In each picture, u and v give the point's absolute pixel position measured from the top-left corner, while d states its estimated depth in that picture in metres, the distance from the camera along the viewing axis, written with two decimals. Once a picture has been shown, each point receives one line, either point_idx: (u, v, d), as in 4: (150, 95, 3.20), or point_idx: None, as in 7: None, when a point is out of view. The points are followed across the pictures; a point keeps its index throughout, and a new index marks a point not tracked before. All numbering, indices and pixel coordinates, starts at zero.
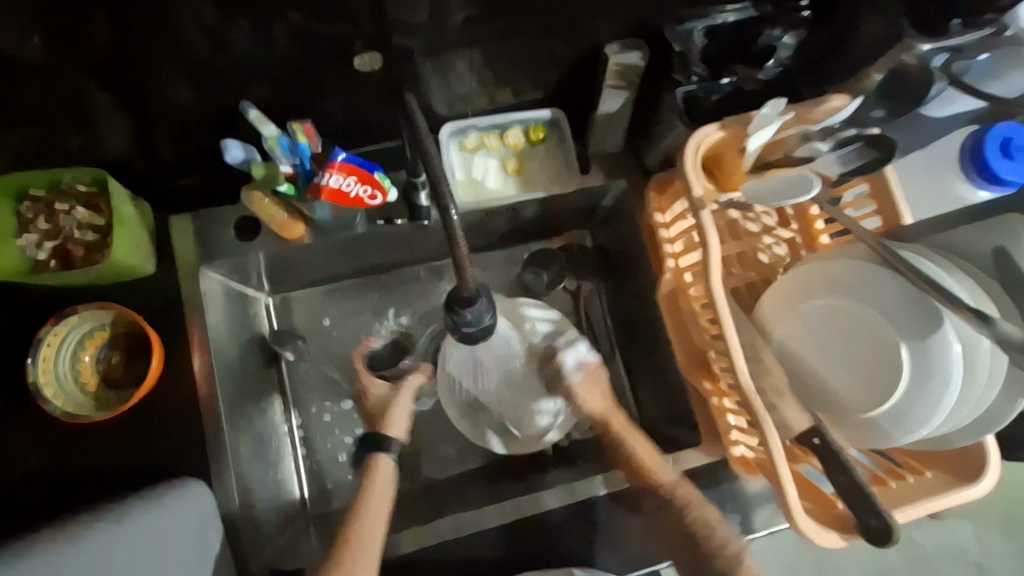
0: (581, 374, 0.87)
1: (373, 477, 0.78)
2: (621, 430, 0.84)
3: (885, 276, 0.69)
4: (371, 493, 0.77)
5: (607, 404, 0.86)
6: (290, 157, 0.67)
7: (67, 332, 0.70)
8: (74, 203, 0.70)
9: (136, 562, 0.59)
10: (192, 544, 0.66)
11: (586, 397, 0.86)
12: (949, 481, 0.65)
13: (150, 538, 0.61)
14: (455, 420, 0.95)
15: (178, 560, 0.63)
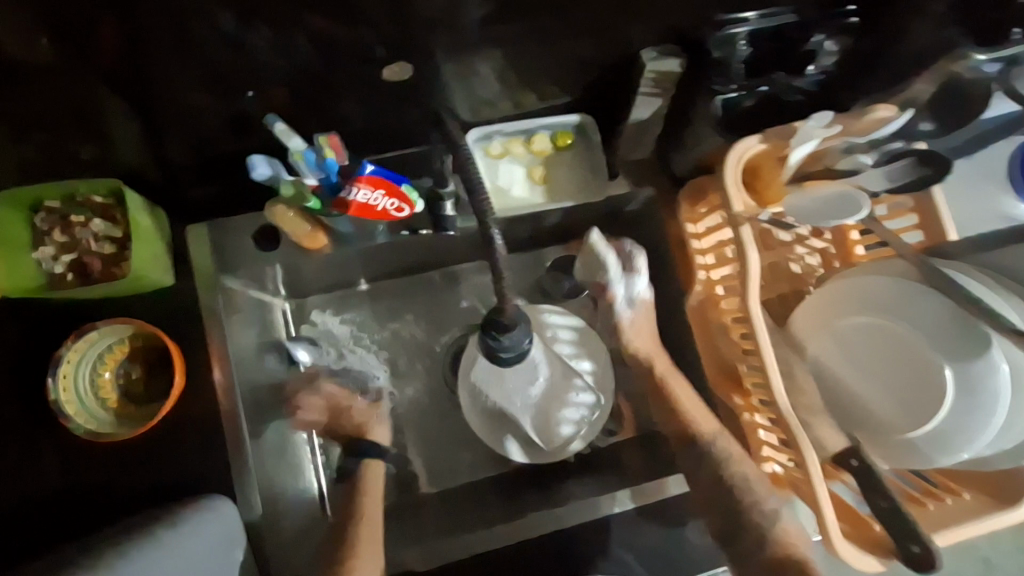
0: (632, 309, 0.81)
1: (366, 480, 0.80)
2: (662, 371, 0.81)
3: (927, 294, 0.67)
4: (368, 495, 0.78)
5: (654, 344, 0.83)
6: (316, 172, 0.64)
7: (86, 349, 0.68)
8: (89, 214, 0.68)
9: None
10: (217, 563, 0.65)
11: (635, 334, 0.82)
12: (991, 504, 0.64)
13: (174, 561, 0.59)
14: (476, 427, 0.93)
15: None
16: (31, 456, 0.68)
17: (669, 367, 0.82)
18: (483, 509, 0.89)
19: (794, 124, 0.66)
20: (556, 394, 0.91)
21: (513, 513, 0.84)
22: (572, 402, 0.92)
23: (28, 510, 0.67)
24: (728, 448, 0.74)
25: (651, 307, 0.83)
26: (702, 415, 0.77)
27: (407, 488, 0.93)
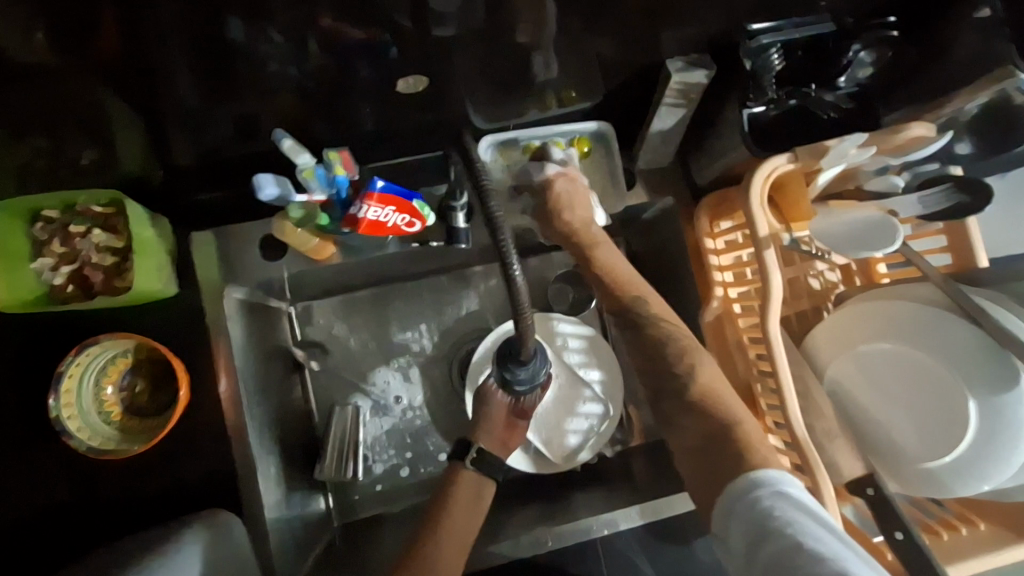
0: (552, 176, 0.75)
1: (453, 486, 0.77)
2: (589, 240, 0.74)
3: (954, 321, 0.65)
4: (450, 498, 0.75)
5: (584, 212, 0.74)
6: (326, 189, 0.62)
7: (88, 362, 0.66)
8: (88, 224, 0.66)
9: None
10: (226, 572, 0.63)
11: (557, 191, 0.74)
12: (1010, 537, 0.63)
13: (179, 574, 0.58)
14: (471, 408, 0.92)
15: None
16: (37, 469, 0.67)
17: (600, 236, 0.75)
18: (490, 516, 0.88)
19: (826, 141, 0.63)
20: (563, 403, 0.91)
21: (521, 523, 0.83)
22: (579, 412, 0.91)
23: (37, 522, 0.67)
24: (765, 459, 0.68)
25: (574, 176, 0.75)
26: (628, 281, 0.73)
27: (414, 493, 0.93)
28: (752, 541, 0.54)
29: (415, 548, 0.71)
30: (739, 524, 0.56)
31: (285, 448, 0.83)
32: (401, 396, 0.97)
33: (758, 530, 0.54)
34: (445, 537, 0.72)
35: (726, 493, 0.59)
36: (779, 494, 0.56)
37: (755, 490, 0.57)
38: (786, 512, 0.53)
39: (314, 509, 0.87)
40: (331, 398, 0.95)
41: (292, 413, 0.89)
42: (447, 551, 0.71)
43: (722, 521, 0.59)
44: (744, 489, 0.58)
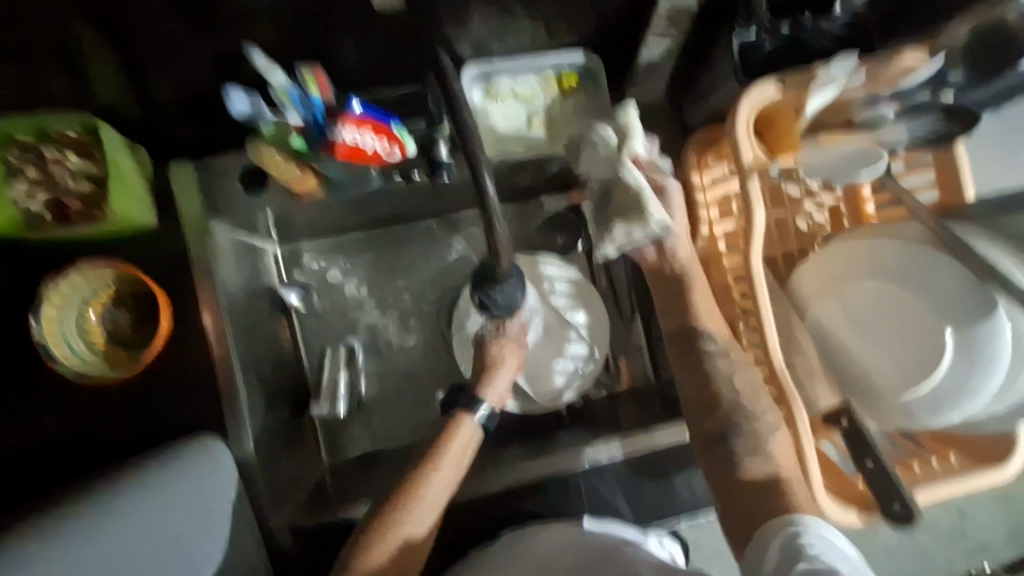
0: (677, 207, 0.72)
1: (453, 432, 0.75)
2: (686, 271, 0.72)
3: (939, 259, 0.65)
4: (449, 445, 0.74)
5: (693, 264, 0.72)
6: (301, 110, 0.61)
7: (68, 292, 0.67)
8: (64, 150, 0.65)
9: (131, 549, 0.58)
10: (194, 528, 0.64)
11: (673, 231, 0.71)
12: (977, 465, 0.66)
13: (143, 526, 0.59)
14: (459, 351, 0.95)
15: (170, 542, 0.61)
16: (21, 402, 0.67)
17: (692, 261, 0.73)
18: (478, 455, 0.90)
19: (816, 67, 0.61)
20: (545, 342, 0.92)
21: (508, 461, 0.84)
22: (567, 353, 0.92)
23: (21, 453, 0.67)
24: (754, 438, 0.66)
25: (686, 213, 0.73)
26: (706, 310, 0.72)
27: (404, 433, 0.95)
28: (786, 562, 0.58)
29: (399, 489, 0.71)
30: (774, 551, 0.60)
31: (274, 386, 0.84)
32: (391, 340, 0.98)
33: (795, 555, 0.58)
34: (432, 486, 0.72)
35: (763, 527, 0.63)
36: (820, 537, 0.60)
37: (794, 523, 0.61)
38: (824, 550, 0.58)
39: (304, 447, 0.88)
40: (320, 341, 0.96)
41: (280, 354, 0.90)
42: (430, 495, 0.71)
43: (753, 552, 0.62)
44: (782, 523, 0.61)
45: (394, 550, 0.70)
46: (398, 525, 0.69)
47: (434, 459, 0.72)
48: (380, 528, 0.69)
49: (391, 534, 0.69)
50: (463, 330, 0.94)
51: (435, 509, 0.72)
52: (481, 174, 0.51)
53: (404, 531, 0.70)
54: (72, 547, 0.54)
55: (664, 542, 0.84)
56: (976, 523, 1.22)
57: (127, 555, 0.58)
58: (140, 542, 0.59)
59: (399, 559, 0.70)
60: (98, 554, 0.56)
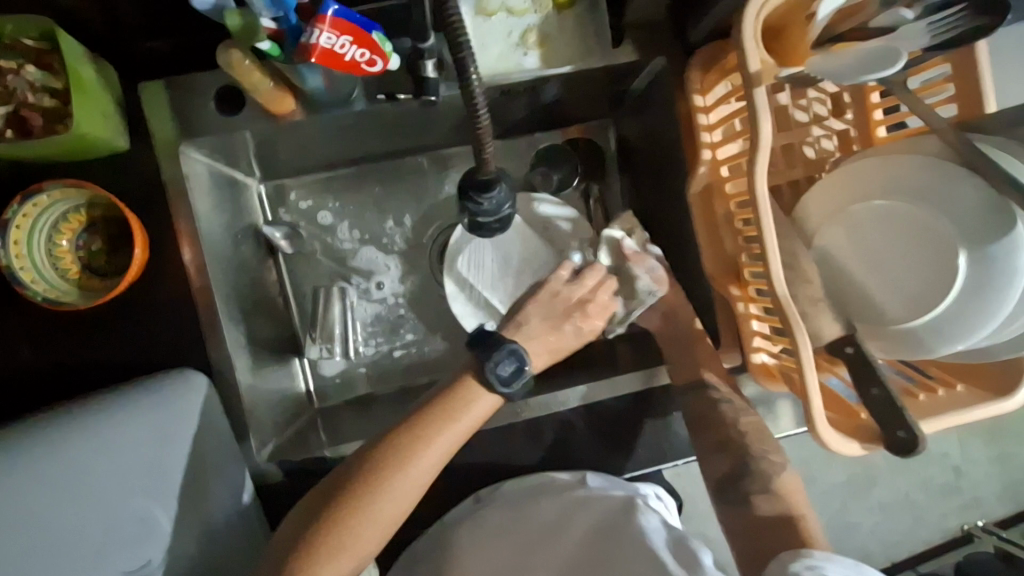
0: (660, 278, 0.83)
1: (472, 403, 0.69)
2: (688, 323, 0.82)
3: (960, 177, 0.61)
4: (464, 414, 0.69)
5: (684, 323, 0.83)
6: (272, 10, 0.55)
7: (37, 215, 0.62)
8: (22, 61, 0.61)
9: (84, 478, 0.57)
10: (150, 463, 0.60)
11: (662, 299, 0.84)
12: (982, 395, 0.63)
13: (96, 459, 0.58)
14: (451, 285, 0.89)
15: (123, 477, 0.59)
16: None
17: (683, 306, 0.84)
18: None
19: None
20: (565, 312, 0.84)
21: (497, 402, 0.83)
22: None
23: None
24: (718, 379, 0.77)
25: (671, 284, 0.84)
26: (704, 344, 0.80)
27: (397, 377, 0.94)
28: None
29: (390, 437, 0.66)
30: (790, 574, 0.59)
31: (259, 327, 0.82)
32: (384, 283, 0.95)
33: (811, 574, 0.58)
34: (431, 452, 0.66)
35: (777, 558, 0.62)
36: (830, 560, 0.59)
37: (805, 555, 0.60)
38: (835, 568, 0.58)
39: (292, 389, 0.87)
40: (308, 283, 0.93)
41: (265, 294, 0.87)
42: (425, 464, 0.66)
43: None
44: (789, 556, 0.61)
45: (371, 509, 0.63)
46: (383, 480, 0.64)
47: (443, 401, 0.69)
48: (367, 482, 0.63)
49: (369, 490, 0.63)
50: (456, 270, 0.89)
51: (431, 474, 0.66)
52: (469, 72, 0.49)
53: (388, 487, 0.64)
54: (38, 458, 0.56)
55: (660, 496, 0.83)
56: (975, 476, 1.21)
57: (92, 468, 0.58)
58: (104, 460, 0.58)
59: (372, 530, 0.63)
60: (60, 470, 0.57)
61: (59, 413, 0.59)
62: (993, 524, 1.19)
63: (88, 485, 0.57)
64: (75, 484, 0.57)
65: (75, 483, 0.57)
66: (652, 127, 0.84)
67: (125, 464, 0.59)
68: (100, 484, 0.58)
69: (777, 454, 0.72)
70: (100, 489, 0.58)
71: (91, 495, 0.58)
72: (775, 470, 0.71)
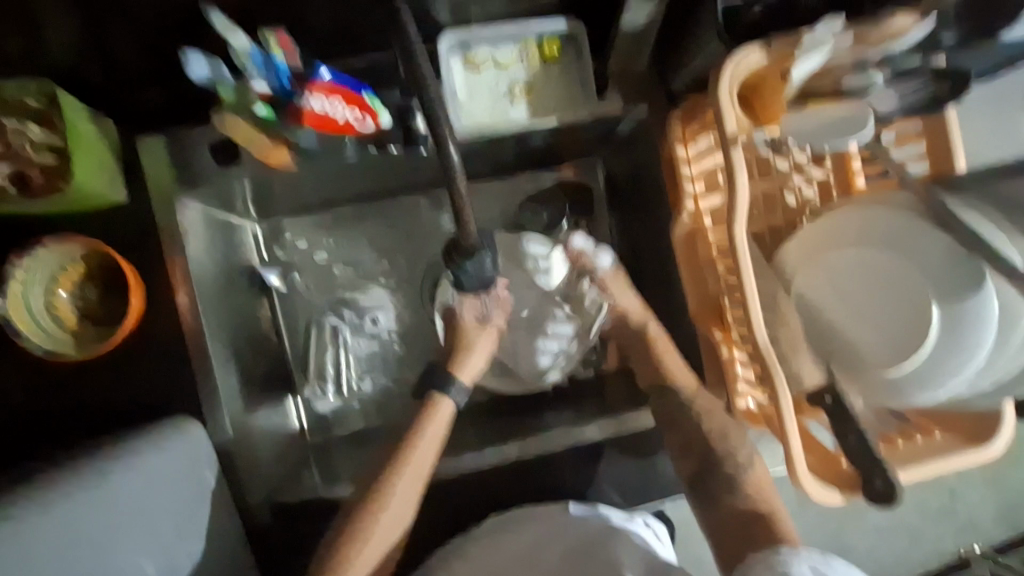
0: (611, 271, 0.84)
1: (433, 412, 0.74)
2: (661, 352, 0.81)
3: (925, 229, 0.63)
4: (431, 424, 0.73)
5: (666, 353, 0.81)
6: (264, 74, 0.58)
7: (34, 268, 0.64)
8: (25, 119, 0.63)
9: (91, 537, 0.54)
10: (155, 518, 0.60)
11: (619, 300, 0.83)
12: (960, 446, 0.65)
13: (105, 513, 0.56)
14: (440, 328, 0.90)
15: (130, 533, 0.57)
16: None
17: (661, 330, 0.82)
18: (459, 433, 0.90)
19: (803, 29, 0.58)
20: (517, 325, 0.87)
21: (487, 441, 0.84)
22: (550, 332, 0.90)
23: None
24: (708, 400, 0.76)
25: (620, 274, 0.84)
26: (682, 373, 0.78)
27: (390, 411, 0.95)
28: None
29: (386, 469, 0.71)
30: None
31: (253, 365, 0.83)
32: (379, 318, 0.96)
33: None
34: (413, 463, 0.71)
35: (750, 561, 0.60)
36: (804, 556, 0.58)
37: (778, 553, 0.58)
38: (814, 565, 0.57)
39: (286, 424, 0.88)
40: (302, 319, 0.95)
41: (260, 332, 0.88)
42: (409, 475, 0.70)
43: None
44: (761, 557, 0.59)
45: (363, 545, 0.67)
46: (383, 502, 0.69)
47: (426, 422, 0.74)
48: (369, 507, 0.69)
49: (361, 527, 0.68)
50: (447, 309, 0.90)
51: (421, 481, 0.71)
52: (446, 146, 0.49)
53: (387, 505, 0.69)
54: (44, 518, 0.52)
55: (650, 523, 0.80)
56: (972, 500, 1.21)
57: (97, 525, 0.55)
58: (107, 503, 0.57)
59: (375, 549, 0.68)
60: (60, 518, 0.53)
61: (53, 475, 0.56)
62: (991, 548, 1.19)
63: (94, 542, 0.55)
64: (76, 530, 0.54)
65: (86, 543, 0.54)
66: (638, 170, 0.86)
67: (128, 506, 0.58)
68: (103, 527, 0.56)
69: (744, 453, 0.73)
70: (105, 533, 0.56)
71: (95, 540, 0.55)
72: (742, 468, 0.72)
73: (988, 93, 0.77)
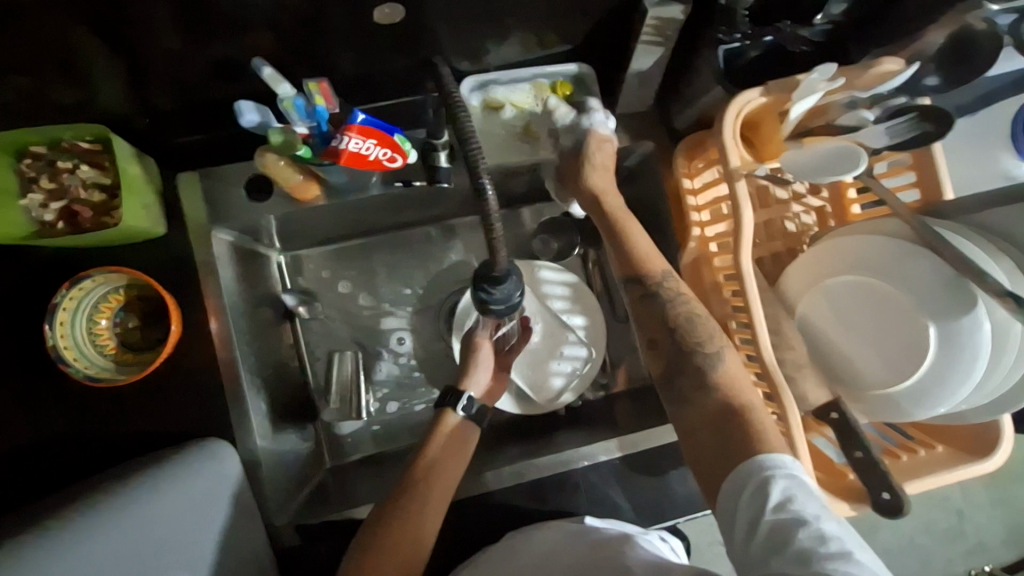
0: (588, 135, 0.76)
1: (441, 429, 0.80)
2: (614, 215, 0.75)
3: (920, 253, 0.67)
4: (441, 445, 0.78)
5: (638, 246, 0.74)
6: (307, 120, 0.65)
7: (82, 296, 0.68)
8: (76, 161, 0.67)
9: (118, 563, 0.55)
10: (179, 543, 0.61)
11: (587, 170, 0.76)
12: (964, 457, 0.68)
13: (133, 541, 0.57)
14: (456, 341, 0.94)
15: (158, 559, 0.58)
16: (29, 403, 0.69)
17: (625, 212, 0.76)
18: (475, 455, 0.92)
19: (798, 75, 0.64)
20: (535, 348, 0.95)
21: (502, 463, 0.87)
22: (564, 355, 0.95)
23: (33, 458, 0.69)
24: (676, 287, 0.72)
25: (609, 140, 0.76)
26: (652, 257, 0.74)
27: (407, 433, 0.97)
28: (754, 515, 0.56)
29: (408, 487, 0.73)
30: (747, 499, 0.57)
31: (277, 391, 0.86)
32: (404, 338, 1.00)
33: (763, 505, 0.56)
34: (444, 473, 0.75)
35: (739, 469, 0.59)
36: (791, 477, 0.57)
37: (766, 466, 0.58)
38: (793, 491, 0.56)
39: (306, 449, 0.90)
40: (322, 346, 0.98)
41: (282, 357, 0.92)
42: (439, 494, 0.74)
43: (728, 495, 0.60)
44: (753, 467, 0.58)
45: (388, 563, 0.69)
46: (408, 522, 0.71)
47: (439, 433, 0.79)
48: (394, 527, 0.70)
49: (387, 546, 0.70)
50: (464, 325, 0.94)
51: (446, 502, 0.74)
52: (483, 185, 0.52)
53: (413, 523, 0.71)
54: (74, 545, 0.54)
55: (666, 537, 0.83)
56: (979, 519, 1.23)
57: (124, 552, 0.56)
58: (149, 523, 0.59)
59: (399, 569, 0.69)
60: (110, 536, 0.56)
61: (88, 507, 0.58)
62: (1001, 567, 1.20)
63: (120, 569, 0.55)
64: (120, 546, 0.56)
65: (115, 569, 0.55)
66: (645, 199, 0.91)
67: (169, 524, 0.61)
68: (139, 544, 0.58)
69: (712, 344, 0.69)
70: (136, 555, 0.57)
71: (134, 557, 0.57)
72: (711, 361, 0.68)
73: (971, 128, 0.83)
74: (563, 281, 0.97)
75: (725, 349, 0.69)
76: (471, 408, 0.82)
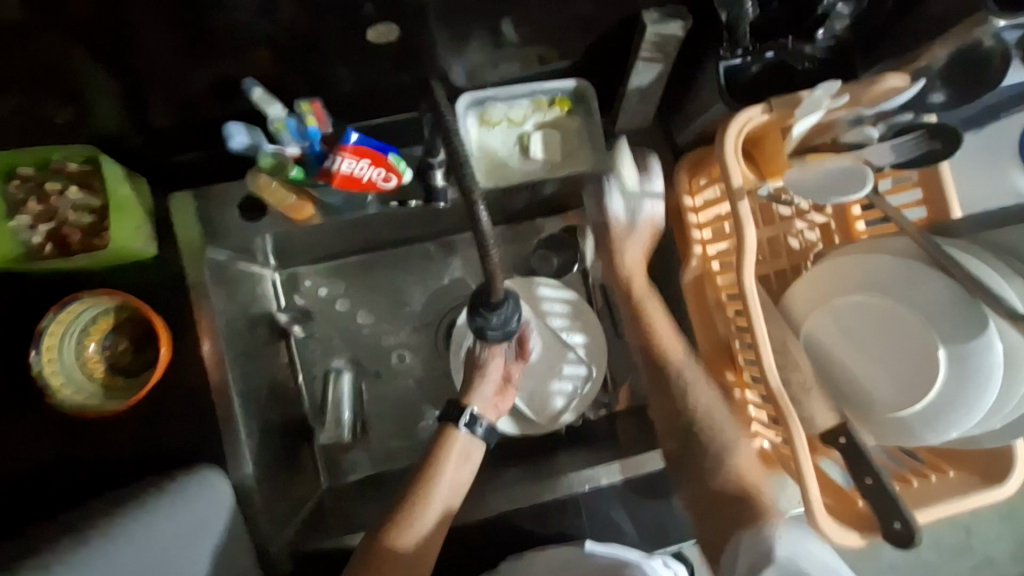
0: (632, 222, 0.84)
1: (446, 447, 0.76)
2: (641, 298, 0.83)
3: (929, 273, 0.66)
4: (447, 463, 0.75)
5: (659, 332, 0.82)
6: (298, 141, 0.66)
7: (70, 320, 0.67)
8: (67, 183, 0.67)
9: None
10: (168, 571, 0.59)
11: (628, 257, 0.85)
12: (977, 483, 0.66)
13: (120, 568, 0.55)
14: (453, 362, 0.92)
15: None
16: (16, 429, 0.68)
17: (650, 295, 0.84)
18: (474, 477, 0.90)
19: (801, 92, 0.63)
20: (533, 368, 0.93)
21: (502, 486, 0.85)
22: (565, 373, 0.93)
23: (20, 485, 0.67)
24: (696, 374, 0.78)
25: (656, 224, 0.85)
26: (672, 345, 0.81)
27: (406, 454, 0.95)
28: None
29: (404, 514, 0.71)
30: None
31: (273, 413, 0.85)
32: (402, 356, 0.98)
33: None
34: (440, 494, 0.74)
35: None
36: None
37: None
38: None
39: (302, 471, 0.88)
40: (319, 365, 0.96)
41: (278, 377, 0.90)
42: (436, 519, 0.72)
43: None
44: None
45: None
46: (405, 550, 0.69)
47: (444, 451, 0.76)
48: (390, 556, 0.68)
49: None
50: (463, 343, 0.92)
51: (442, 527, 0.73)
52: (478, 212, 0.51)
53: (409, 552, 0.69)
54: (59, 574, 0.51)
55: (670, 564, 0.77)
56: (990, 538, 1.20)
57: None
58: (130, 554, 0.56)
59: None
60: (90, 565, 0.53)
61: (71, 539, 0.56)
62: None
63: None
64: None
65: None
66: None
67: (151, 555, 0.58)
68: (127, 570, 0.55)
69: (725, 431, 0.75)
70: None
71: None
72: (728, 452, 0.74)
73: (976, 144, 0.82)
74: (563, 298, 0.95)
75: (740, 439, 0.75)
76: (477, 428, 0.77)
